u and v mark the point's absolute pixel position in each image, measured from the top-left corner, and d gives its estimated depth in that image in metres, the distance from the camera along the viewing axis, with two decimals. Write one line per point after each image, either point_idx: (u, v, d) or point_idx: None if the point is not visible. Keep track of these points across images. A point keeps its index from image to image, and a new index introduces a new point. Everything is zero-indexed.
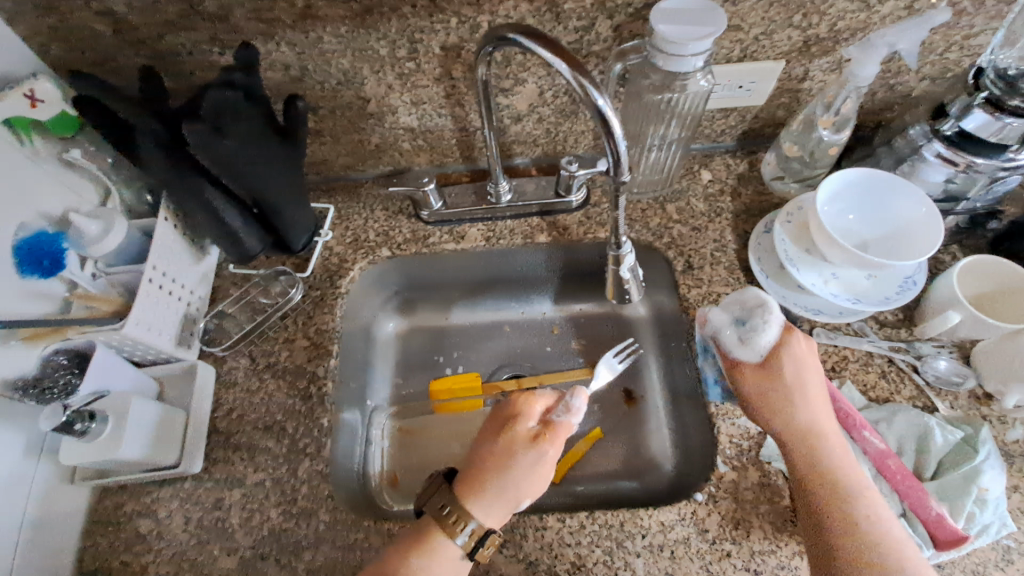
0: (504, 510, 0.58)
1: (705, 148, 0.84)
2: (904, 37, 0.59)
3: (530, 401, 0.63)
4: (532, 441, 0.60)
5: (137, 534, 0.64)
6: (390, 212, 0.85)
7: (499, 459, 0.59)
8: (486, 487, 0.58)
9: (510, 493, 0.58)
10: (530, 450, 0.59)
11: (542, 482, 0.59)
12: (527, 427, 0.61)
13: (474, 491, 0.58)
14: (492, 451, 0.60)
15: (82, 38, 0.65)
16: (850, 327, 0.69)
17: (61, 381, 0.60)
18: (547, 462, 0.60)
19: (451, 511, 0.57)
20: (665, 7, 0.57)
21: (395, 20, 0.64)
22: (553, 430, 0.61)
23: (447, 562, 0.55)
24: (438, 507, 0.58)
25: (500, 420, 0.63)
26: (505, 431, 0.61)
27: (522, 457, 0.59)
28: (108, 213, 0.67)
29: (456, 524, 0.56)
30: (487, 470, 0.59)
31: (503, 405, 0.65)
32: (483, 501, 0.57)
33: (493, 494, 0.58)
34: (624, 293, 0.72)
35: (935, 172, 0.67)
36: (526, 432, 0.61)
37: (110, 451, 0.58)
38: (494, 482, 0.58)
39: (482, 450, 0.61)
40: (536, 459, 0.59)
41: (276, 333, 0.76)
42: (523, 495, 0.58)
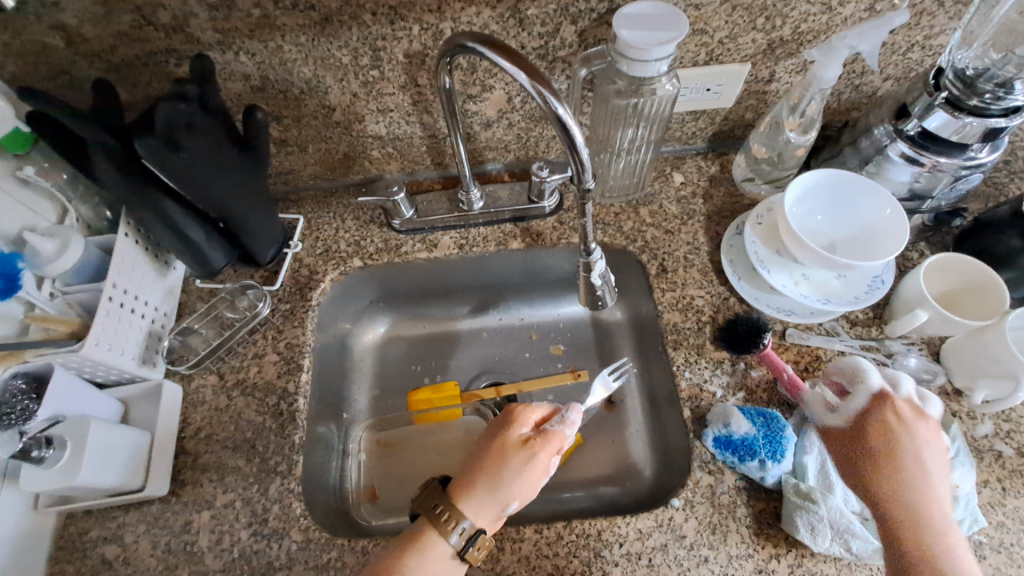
0: (495, 510, 0.58)
1: (676, 150, 0.84)
2: (864, 39, 0.59)
3: (525, 408, 0.64)
4: (523, 444, 0.61)
5: (102, 561, 0.62)
6: (361, 221, 0.84)
7: (492, 460, 0.60)
8: (479, 487, 0.58)
9: (500, 494, 0.58)
10: (522, 452, 0.60)
11: (535, 485, 0.60)
12: (520, 431, 0.62)
13: (467, 491, 0.58)
14: (486, 454, 0.61)
15: (31, 50, 0.62)
16: (822, 327, 0.69)
17: (19, 407, 0.58)
18: (540, 465, 0.60)
19: (444, 510, 0.57)
20: (627, 13, 0.57)
21: (356, 28, 0.63)
22: (547, 437, 0.62)
23: (437, 563, 0.55)
24: (431, 506, 0.58)
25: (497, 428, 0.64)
26: (499, 435, 0.62)
27: (512, 459, 0.60)
28: (64, 230, 0.64)
29: (448, 524, 0.56)
30: (479, 471, 0.59)
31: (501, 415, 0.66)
32: (474, 501, 0.58)
33: (485, 492, 0.58)
34: (596, 299, 0.71)
35: (900, 171, 0.68)
36: (519, 437, 0.62)
37: (70, 477, 0.56)
38: (486, 482, 0.58)
39: (477, 454, 0.62)
40: (530, 461, 0.60)
41: (246, 348, 0.74)
42: (514, 495, 0.58)
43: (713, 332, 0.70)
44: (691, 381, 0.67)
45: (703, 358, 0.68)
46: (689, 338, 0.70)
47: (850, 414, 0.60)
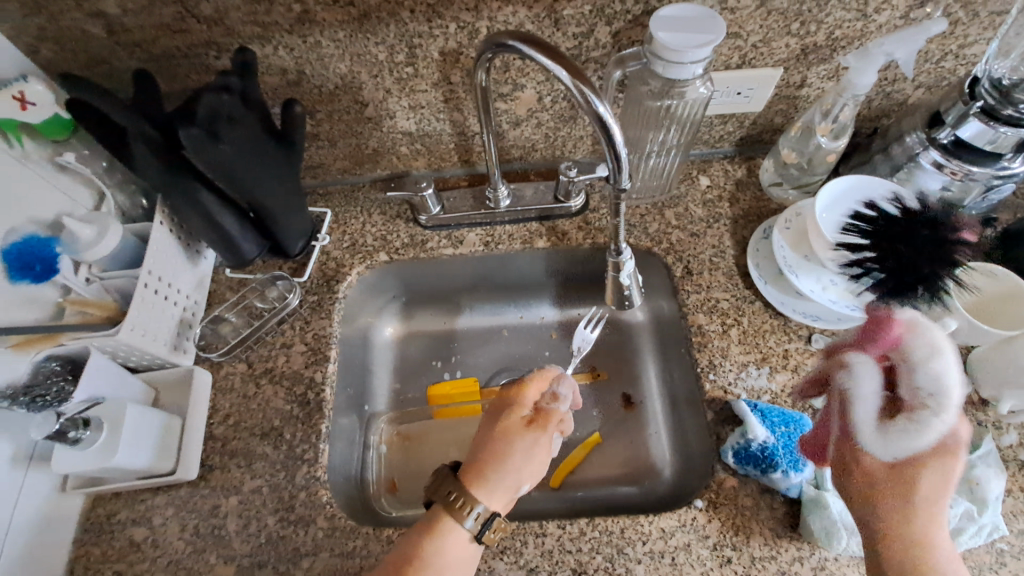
0: (507, 494, 0.59)
1: (703, 153, 0.84)
2: (902, 46, 0.59)
3: (521, 389, 0.66)
4: (527, 426, 0.62)
5: (131, 543, 0.64)
6: (387, 216, 0.85)
7: (500, 446, 0.60)
8: (490, 474, 0.58)
9: (511, 478, 0.59)
10: (528, 435, 0.61)
11: (542, 465, 0.62)
12: (522, 414, 0.64)
13: (479, 478, 0.58)
14: (493, 440, 0.61)
15: (74, 39, 0.64)
16: (848, 333, 0.69)
17: (54, 389, 0.59)
18: (545, 445, 0.62)
19: (460, 498, 0.56)
20: (663, 15, 0.58)
21: (393, 25, 0.64)
22: (546, 416, 0.64)
23: (456, 549, 0.55)
24: (445, 495, 0.57)
25: (496, 413, 0.65)
26: (503, 420, 0.63)
27: (519, 442, 0.61)
28: (103, 217, 0.66)
29: (463, 509, 0.56)
30: (489, 457, 0.60)
31: (496, 402, 0.67)
32: (488, 487, 0.58)
33: (497, 478, 0.58)
34: (624, 299, 0.73)
35: (931, 180, 0.68)
36: (522, 419, 0.63)
37: (105, 459, 0.57)
38: (496, 469, 0.59)
39: (482, 440, 0.62)
40: (535, 441, 0.61)
41: (274, 338, 0.75)
42: (524, 476, 0.60)
43: (737, 335, 0.70)
44: (715, 384, 0.67)
45: (727, 361, 0.69)
46: (714, 340, 0.70)
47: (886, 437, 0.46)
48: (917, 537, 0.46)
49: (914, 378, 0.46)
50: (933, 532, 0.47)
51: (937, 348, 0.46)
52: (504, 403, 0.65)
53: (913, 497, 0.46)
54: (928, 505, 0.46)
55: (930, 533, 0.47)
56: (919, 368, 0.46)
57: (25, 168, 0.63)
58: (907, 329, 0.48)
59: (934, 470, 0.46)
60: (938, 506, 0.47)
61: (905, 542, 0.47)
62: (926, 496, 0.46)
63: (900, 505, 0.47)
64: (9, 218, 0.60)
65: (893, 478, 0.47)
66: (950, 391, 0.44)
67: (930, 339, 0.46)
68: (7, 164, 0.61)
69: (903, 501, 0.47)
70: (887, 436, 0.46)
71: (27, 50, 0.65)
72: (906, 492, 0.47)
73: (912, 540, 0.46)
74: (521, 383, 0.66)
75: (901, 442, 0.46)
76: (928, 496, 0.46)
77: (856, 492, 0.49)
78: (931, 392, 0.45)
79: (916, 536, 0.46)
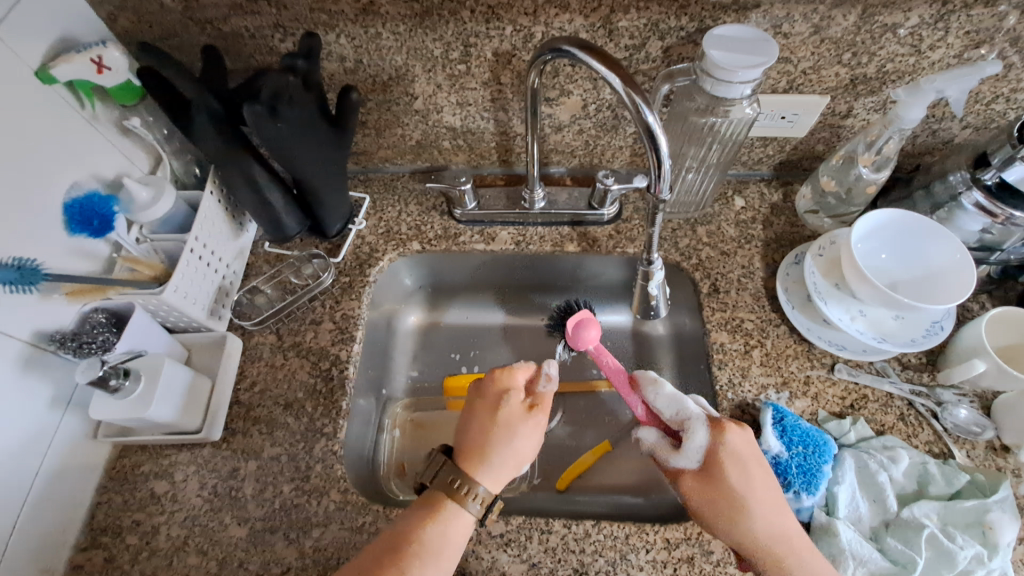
0: (511, 476, 0.61)
1: (740, 174, 0.85)
2: (954, 84, 0.59)
3: (511, 375, 0.65)
4: (528, 412, 0.62)
5: (152, 495, 0.66)
6: (423, 207, 0.87)
7: (500, 432, 0.61)
8: (493, 459, 0.59)
9: (515, 462, 0.60)
10: (529, 421, 0.62)
11: (537, 447, 0.63)
12: (519, 399, 0.63)
13: (481, 464, 0.59)
14: (492, 425, 0.61)
15: (152, 12, 0.67)
16: (872, 366, 0.69)
17: (99, 338, 0.62)
18: (542, 429, 0.63)
19: (462, 484, 0.58)
20: (717, 34, 0.59)
21: (452, 23, 0.66)
22: (540, 400, 0.64)
23: (461, 530, 0.57)
24: (447, 481, 0.58)
25: (488, 398, 0.64)
26: (503, 408, 0.62)
27: (522, 429, 0.61)
28: (159, 181, 0.68)
29: (465, 493, 0.57)
30: (489, 443, 0.60)
31: (482, 385, 0.65)
32: (492, 472, 0.59)
33: (499, 463, 0.59)
34: (650, 308, 0.75)
35: (971, 221, 0.68)
36: (520, 405, 0.63)
37: (140, 410, 0.60)
38: (499, 456, 0.59)
39: (478, 425, 0.62)
40: (536, 427, 0.62)
41: (304, 313, 0.77)
42: (526, 458, 0.61)
43: (760, 357, 0.70)
44: (732, 403, 0.67)
45: (747, 381, 0.69)
46: (735, 359, 0.70)
47: (694, 453, 0.58)
48: (763, 532, 0.55)
49: (664, 410, 0.62)
50: (771, 515, 0.56)
51: (660, 381, 0.64)
52: (496, 390, 0.64)
53: (734, 498, 0.56)
54: (749, 496, 0.56)
55: (768, 518, 0.56)
56: (665, 407, 0.62)
57: (91, 129, 0.66)
58: (643, 379, 0.65)
59: (728, 463, 0.57)
60: (755, 488, 0.57)
61: (753, 544, 0.55)
62: (738, 490, 0.56)
63: (734, 514, 0.56)
64: (71, 173, 0.64)
65: (706, 488, 0.57)
66: (683, 408, 0.61)
67: (655, 380, 0.64)
68: (75, 124, 0.64)
69: (731, 508, 0.56)
70: (684, 452, 0.59)
71: (107, 18, 0.68)
72: (727, 496, 0.56)
73: (756, 539, 0.55)
74: (510, 368, 0.65)
75: (696, 453, 0.58)
76: (741, 491, 0.56)
77: (706, 514, 0.57)
78: (676, 411, 0.61)
79: (762, 532, 0.55)
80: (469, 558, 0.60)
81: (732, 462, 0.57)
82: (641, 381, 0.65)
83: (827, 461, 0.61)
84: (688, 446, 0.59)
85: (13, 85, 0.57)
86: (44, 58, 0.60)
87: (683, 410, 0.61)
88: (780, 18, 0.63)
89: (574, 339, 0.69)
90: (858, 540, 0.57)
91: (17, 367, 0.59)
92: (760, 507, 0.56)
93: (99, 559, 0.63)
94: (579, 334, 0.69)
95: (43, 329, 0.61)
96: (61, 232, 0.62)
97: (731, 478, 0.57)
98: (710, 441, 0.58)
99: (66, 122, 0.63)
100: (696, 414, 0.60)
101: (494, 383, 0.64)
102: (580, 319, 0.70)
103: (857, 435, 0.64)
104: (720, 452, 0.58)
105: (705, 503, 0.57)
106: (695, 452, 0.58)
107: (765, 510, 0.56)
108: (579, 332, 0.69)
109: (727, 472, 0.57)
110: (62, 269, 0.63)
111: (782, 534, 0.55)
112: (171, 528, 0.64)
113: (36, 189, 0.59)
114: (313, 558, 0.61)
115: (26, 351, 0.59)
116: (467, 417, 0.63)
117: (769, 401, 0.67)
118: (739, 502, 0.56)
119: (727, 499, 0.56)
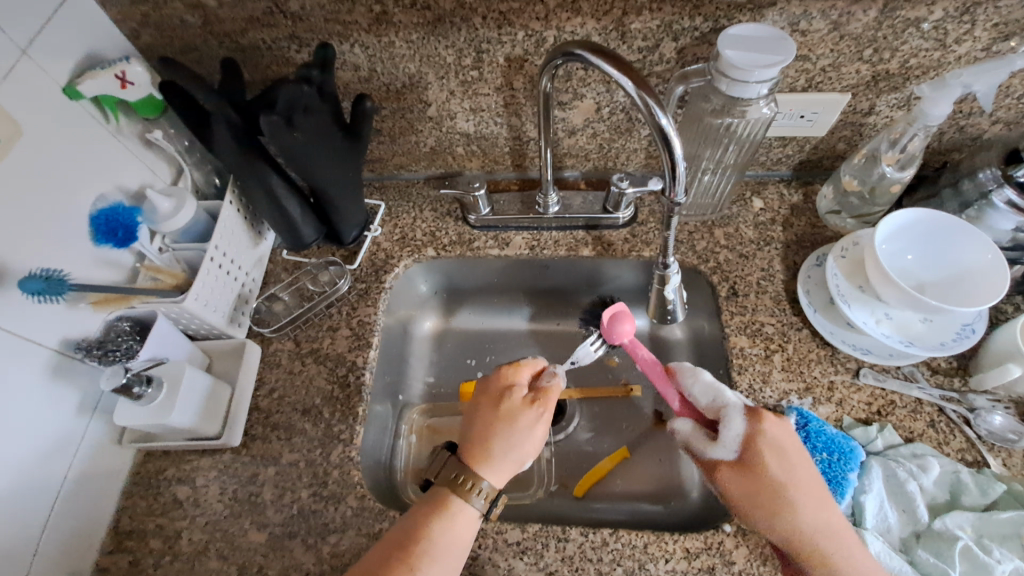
0: (513, 469, 0.60)
1: (759, 175, 0.83)
2: (981, 78, 0.57)
3: (516, 370, 0.66)
4: (529, 405, 0.62)
5: (174, 500, 0.67)
6: (438, 213, 0.87)
7: (504, 423, 0.61)
8: (495, 452, 0.59)
9: (515, 455, 0.60)
10: (531, 413, 0.61)
11: (542, 441, 0.62)
12: (523, 394, 0.63)
13: (484, 457, 0.59)
14: (494, 418, 0.61)
15: (173, 27, 0.69)
16: (900, 371, 0.67)
17: (123, 345, 0.62)
18: (546, 421, 0.62)
19: (466, 479, 0.58)
20: (732, 34, 0.58)
21: (465, 30, 0.67)
22: (546, 394, 0.63)
23: (468, 525, 0.57)
24: (451, 476, 0.58)
25: (492, 392, 0.64)
26: (504, 401, 0.62)
27: (523, 421, 0.61)
28: (181, 192, 0.69)
29: (468, 487, 0.57)
30: (493, 436, 0.60)
31: (489, 382, 0.66)
32: (495, 465, 0.59)
33: (504, 454, 0.59)
34: (666, 313, 0.74)
35: (1004, 219, 0.66)
36: (522, 399, 0.63)
37: (162, 416, 0.61)
38: (501, 448, 0.59)
39: (483, 418, 0.62)
40: (539, 419, 0.62)
41: (322, 320, 0.78)
42: (527, 452, 0.60)
43: (781, 361, 0.68)
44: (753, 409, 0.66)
45: (768, 386, 0.67)
46: (755, 364, 0.69)
47: (731, 442, 0.58)
48: (810, 528, 0.54)
49: (702, 399, 0.63)
50: (815, 510, 0.55)
51: (696, 371, 0.65)
52: (501, 384, 0.65)
53: (778, 488, 0.55)
54: (791, 485, 0.56)
55: (811, 513, 0.55)
56: (703, 396, 0.62)
57: (117, 142, 0.68)
58: (678, 370, 0.66)
59: (768, 451, 0.57)
60: (798, 478, 0.56)
61: (797, 540, 0.54)
62: (779, 479, 0.56)
63: (778, 506, 0.55)
64: (97, 187, 0.66)
65: (745, 479, 0.57)
66: (719, 395, 0.61)
67: (692, 369, 0.65)
68: (101, 138, 0.66)
69: (774, 499, 0.55)
70: (723, 440, 0.59)
71: (130, 35, 0.71)
72: (769, 486, 0.56)
73: (802, 535, 0.54)
74: (515, 364, 0.66)
75: (733, 442, 0.58)
76: (782, 478, 0.56)
77: (745, 505, 0.56)
78: (713, 399, 0.61)
79: (808, 526, 0.54)
80: (484, 565, 0.60)
81: (771, 453, 0.57)
82: (675, 371, 0.66)
83: (853, 469, 0.60)
84: (727, 435, 0.59)
85: (41, 101, 0.59)
86: (71, 75, 0.62)
87: (722, 399, 0.61)
88: (797, 16, 0.62)
89: (608, 330, 0.69)
90: (888, 551, 0.56)
91: (46, 374, 0.61)
92: (803, 497, 0.55)
93: (124, 563, 0.64)
94: (613, 327, 0.69)
95: (70, 337, 0.63)
96: (87, 242, 0.64)
97: (773, 469, 0.56)
98: (748, 430, 0.58)
99: (92, 137, 0.65)
100: (735, 401, 0.60)
101: (499, 378, 0.65)
102: (614, 312, 0.70)
103: (885, 443, 0.62)
104: (757, 441, 0.58)
105: (745, 494, 0.56)
106: (734, 440, 0.58)
107: (808, 505, 0.55)
108: (613, 325, 0.69)
109: (768, 463, 0.57)
110: (88, 278, 0.64)
111: (828, 531, 0.54)
112: (193, 533, 0.65)
113: (63, 200, 0.61)
114: (331, 564, 0.62)
115: (54, 358, 0.61)
116: (472, 411, 0.64)
117: (792, 406, 0.65)
118: (780, 493, 0.55)
119: (770, 487, 0.56)
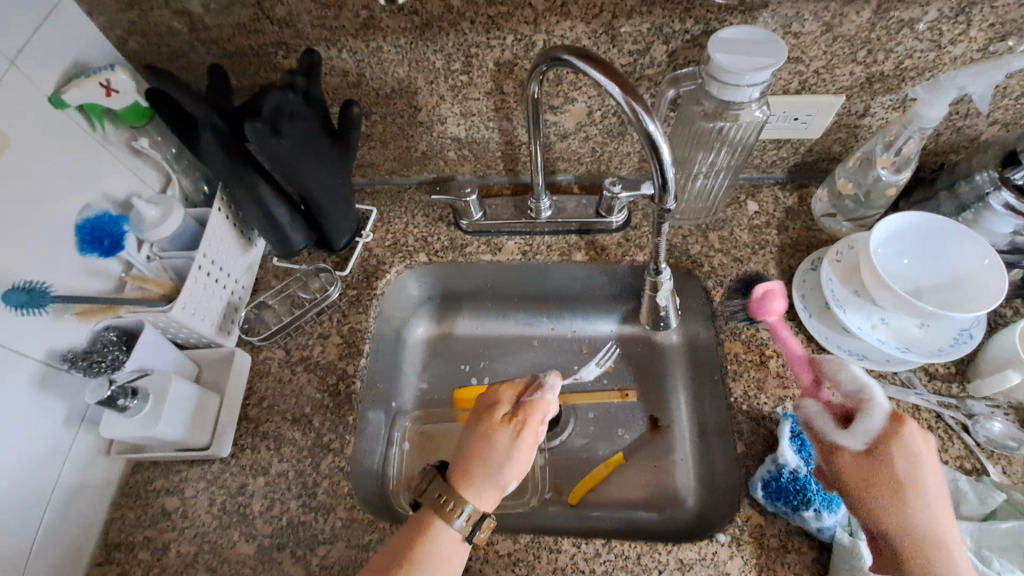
0: (496, 489, 0.59)
1: (753, 177, 0.82)
2: (977, 80, 0.56)
3: (503, 388, 0.66)
4: (508, 424, 0.62)
5: (163, 511, 0.67)
6: (430, 219, 0.86)
7: (484, 442, 0.61)
8: (475, 472, 0.59)
9: (496, 474, 0.59)
10: (508, 432, 0.61)
11: (527, 460, 0.61)
12: (505, 412, 0.63)
13: (465, 477, 0.59)
14: (477, 438, 0.62)
15: (159, 34, 0.69)
16: (897, 377, 0.66)
17: (110, 356, 0.62)
18: (526, 439, 0.61)
19: (449, 499, 0.57)
20: (722, 37, 0.57)
21: (453, 34, 0.66)
22: (526, 412, 0.63)
23: (451, 548, 0.56)
24: (434, 496, 0.58)
25: (480, 412, 0.65)
26: (485, 420, 0.63)
27: (500, 439, 0.61)
28: (168, 200, 0.68)
29: (450, 508, 0.56)
30: (474, 455, 0.60)
31: (479, 401, 0.66)
32: (477, 485, 0.59)
33: (484, 474, 0.59)
34: (659, 319, 0.74)
35: (1002, 222, 0.65)
36: (503, 418, 0.63)
37: (147, 428, 0.61)
38: (481, 468, 0.59)
39: (467, 437, 0.62)
40: (517, 437, 0.61)
41: (312, 328, 0.78)
42: (510, 471, 0.59)
43: (776, 367, 0.67)
44: (748, 415, 0.65)
45: (763, 393, 0.66)
46: (750, 370, 0.68)
47: (866, 435, 0.59)
48: (920, 529, 0.54)
49: (845, 390, 0.62)
50: (935, 518, 0.54)
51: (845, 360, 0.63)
52: (487, 403, 0.65)
53: (902, 485, 0.56)
54: (918, 488, 0.56)
55: (937, 517, 0.54)
56: (845, 386, 0.62)
57: (103, 150, 0.68)
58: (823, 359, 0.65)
59: (901, 452, 0.57)
60: (930, 486, 0.56)
61: (903, 531, 0.54)
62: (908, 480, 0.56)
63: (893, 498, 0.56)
64: (83, 196, 0.65)
65: (867, 467, 0.58)
66: (870, 389, 0.60)
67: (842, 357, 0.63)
68: (88, 146, 0.65)
69: (891, 491, 0.56)
70: (853, 429, 0.60)
71: (117, 42, 0.70)
72: (894, 483, 0.56)
73: (909, 528, 0.54)
74: (502, 381, 0.66)
75: (867, 434, 0.59)
76: (913, 480, 0.56)
77: (857, 488, 0.57)
78: (859, 389, 0.61)
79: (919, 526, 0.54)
80: None
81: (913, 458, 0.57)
82: (824, 361, 0.65)
83: (848, 478, 0.58)
84: (862, 427, 0.59)
85: (26, 110, 0.58)
86: (58, 84, 0.62)
87: (862, 386, 0.60)
88: (790, 18, 0.61)
89: (762, 307, 0.71)
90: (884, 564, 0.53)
91: (33, 386, 0.60)
92: (933, 504, 0.55)
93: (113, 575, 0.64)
94: (766, 303, 0.71)
95: (56, 348, 0.62)
96: (73, 252, 0.63)
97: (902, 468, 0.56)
98: (890, 428, 0.58)
99: (78, 145, 0.64)
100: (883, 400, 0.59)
101: (487, 397, 0.66)
102: (768, 289, 0.72)
103: None
104: (894, 440, 0.57)
105: (857, 477, 0.58)
106: (868, 433, 0.59)
107: (934, 514, 0.54)
108: (770, 299, 0.71)
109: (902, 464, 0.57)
110: (74, 287, 0.64)
111: (938, 538, 0.53)
112: (182, 544, 0.64)
113: (48, 210, 0.60)
114: None
115: (41, 370, 0.61)
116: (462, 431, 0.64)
117: (787, 413, 0.64)
118: (897, 487, 0.56)
119: (897, 484, 0.56)
